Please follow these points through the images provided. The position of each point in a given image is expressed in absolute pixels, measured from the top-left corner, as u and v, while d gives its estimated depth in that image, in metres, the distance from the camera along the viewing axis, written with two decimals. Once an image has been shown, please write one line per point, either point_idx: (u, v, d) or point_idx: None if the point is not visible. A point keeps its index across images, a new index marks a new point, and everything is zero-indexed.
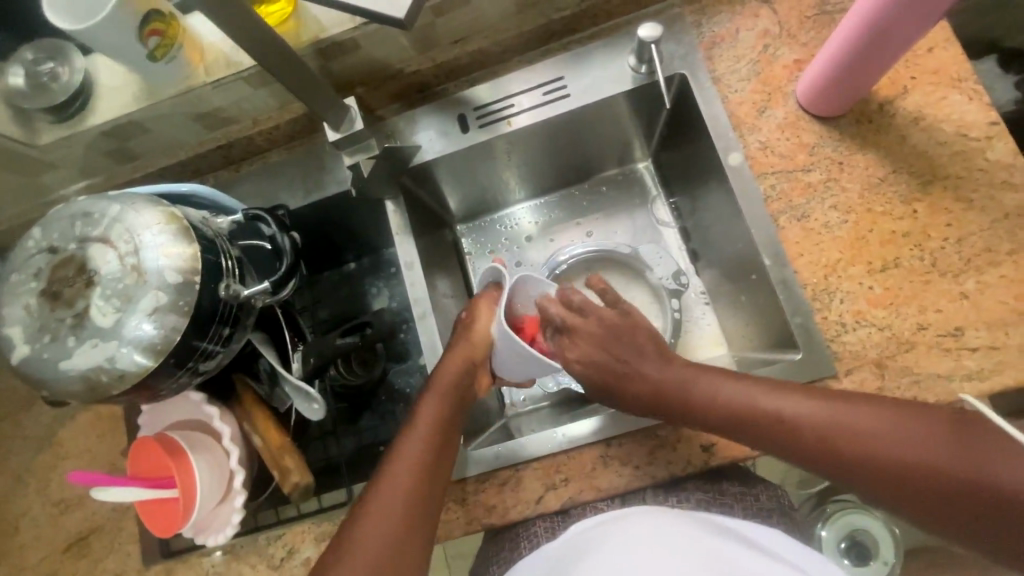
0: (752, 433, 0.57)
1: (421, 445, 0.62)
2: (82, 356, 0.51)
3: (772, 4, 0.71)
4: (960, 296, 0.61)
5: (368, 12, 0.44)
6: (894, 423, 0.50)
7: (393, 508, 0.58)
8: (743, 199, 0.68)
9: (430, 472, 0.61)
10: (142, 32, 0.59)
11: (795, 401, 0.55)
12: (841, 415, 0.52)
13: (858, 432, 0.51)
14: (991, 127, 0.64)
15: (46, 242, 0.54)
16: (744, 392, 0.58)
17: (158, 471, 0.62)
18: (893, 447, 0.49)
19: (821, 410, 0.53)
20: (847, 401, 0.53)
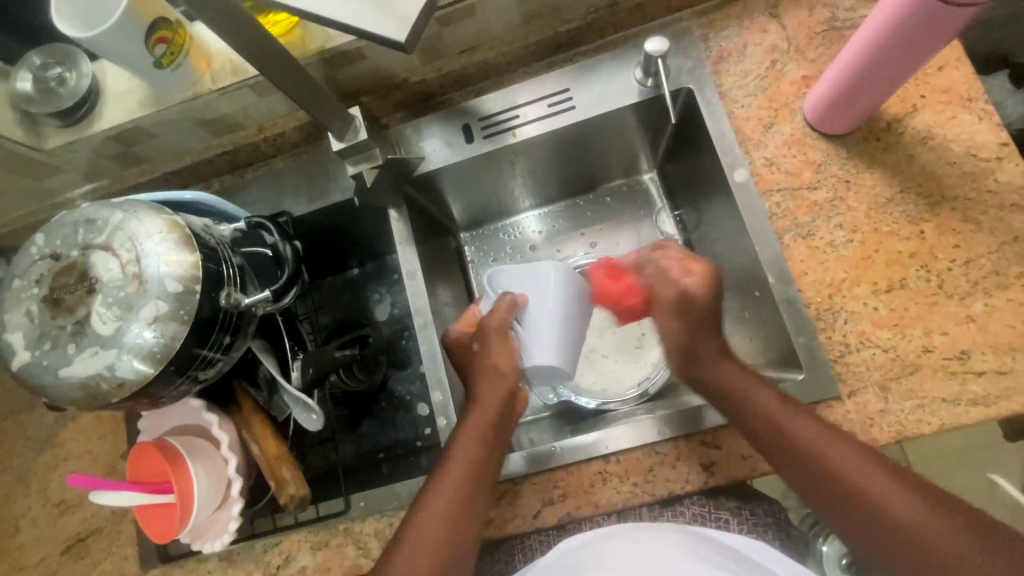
0: (791, 464, 0.55)
1: (464, 462, 0.62)
2: (81, 364, 0.51)
3: (780, 19, 0.71)
4: (967, 319, 0.60)
5: (368, 34, 0.44)
6: (939, 518, 0.48)
7: (437, 519, 0.59)
8: (748, 215, 0.67)
9: (471, 491, 0.61)
10: (149, 40, 0.60)
11: (851, 455, 0.53)
12: (885, 489, 0.50)
13: (898, 508, 0.49)
14: (1001, 148, 0.63)
15: (49, 249, 0.54)
16: (805, 425, 0.56)
17: (157, 476, 0.62)
18: (927, 533, 0.48)
19: (873, 476, 0.51)
20: (904, 479, 0.51)
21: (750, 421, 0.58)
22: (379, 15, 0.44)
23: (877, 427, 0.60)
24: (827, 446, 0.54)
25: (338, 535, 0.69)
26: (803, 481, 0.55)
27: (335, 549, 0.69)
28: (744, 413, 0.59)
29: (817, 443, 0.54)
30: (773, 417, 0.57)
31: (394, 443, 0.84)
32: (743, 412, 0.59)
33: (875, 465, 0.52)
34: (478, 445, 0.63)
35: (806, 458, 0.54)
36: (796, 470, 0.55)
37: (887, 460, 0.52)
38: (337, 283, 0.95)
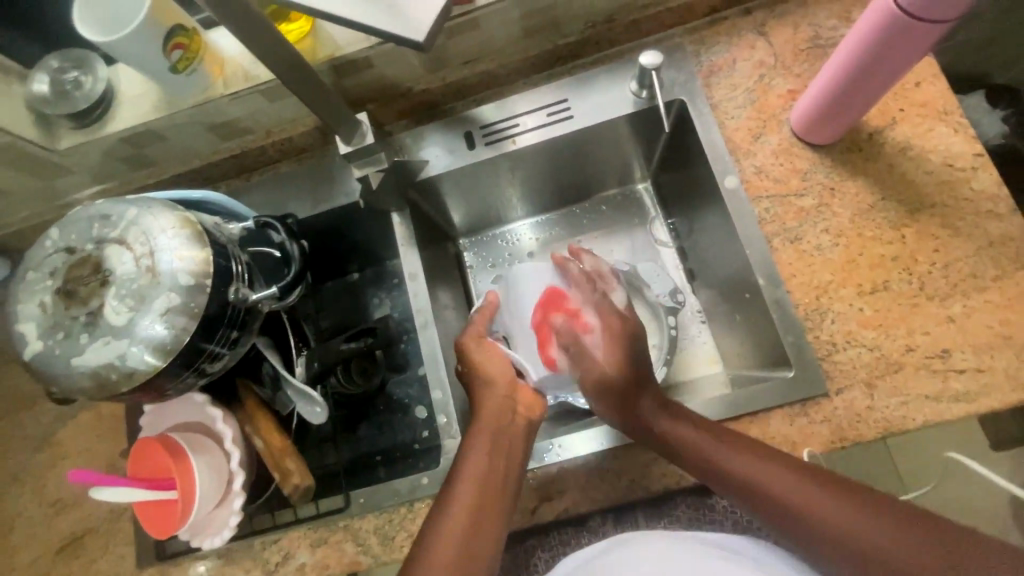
0: (735, 493, 0.57)
1: (477, 478, 0.62)
2: (93, 354, 0.52)
3: (767, 36, 0.75)
4: (948, 320, 0.63)
5: (385, 33, 0.47)
6: (857, 513, 0.51)
7: (450, 541, 0.58)
8: (738, 221, 0.70)
9: (485, 506, 0.60)
10: (166, 45, 0.62)
11: (781, 474, 0.55)
12: (818, 500, 0.52)
13: (834, 518, 0.51)
14: (975, 158, 0.67)
15: (64, 243, 0.55)
16: (736, 456, 0.57)
17: (158, 472, 0.62)
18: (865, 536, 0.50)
19: (808, 489, 0.53)
20: (833, 485, 0.53)
21: (687, 456, 0.60)
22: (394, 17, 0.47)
23: (863, 423, 0.63)
24: (756, 471, 0.56)
25: (338, 532, 0.70)
26: (750, 506, 0.56)
27: (335, 546, 0.69)
28: (681, 446, 0.61)
29: (748, 469, 0.56)
30: (704, 452, 0.59)
31: (393, 445, 0.85)
32: (681, 449, 0.61)
33: (803, 478, 0.54)
34: (489, 461, 0.63)
35: (745, 486, 0.56)
36: (742, 497, 0.57)
37: (814, 469, 0.55)
38: (337, 286, 0.97)
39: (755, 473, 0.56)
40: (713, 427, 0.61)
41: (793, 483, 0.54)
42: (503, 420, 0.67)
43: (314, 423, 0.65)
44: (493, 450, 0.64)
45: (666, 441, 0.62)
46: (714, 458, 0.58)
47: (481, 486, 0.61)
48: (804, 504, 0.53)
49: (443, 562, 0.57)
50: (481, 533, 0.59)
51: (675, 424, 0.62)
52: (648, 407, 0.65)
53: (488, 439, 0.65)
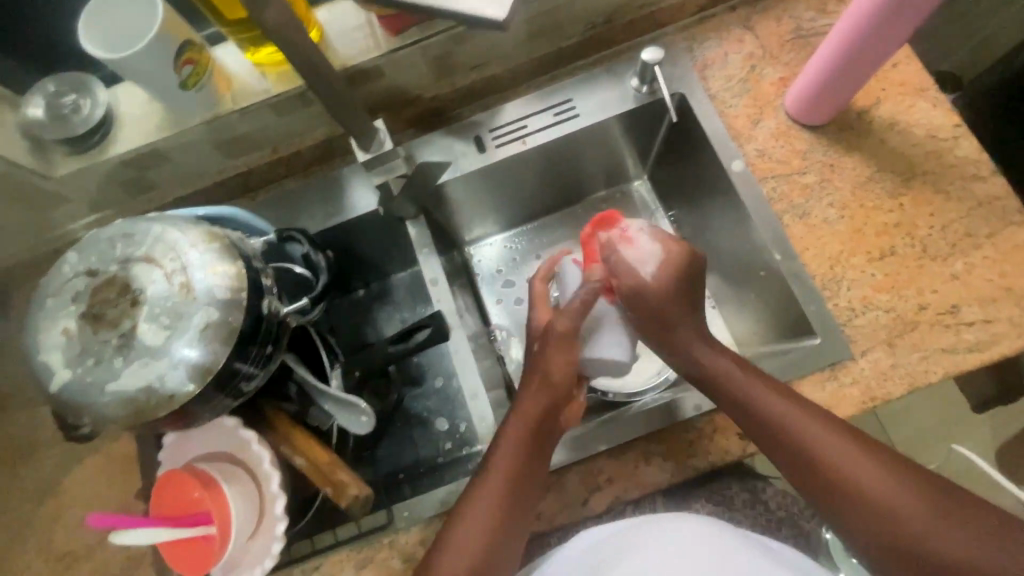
0: (766, 441, 0.61)
1: (507, 471, 0.62)
2: (131, 377, 0.49)
3: (754, 30, 0.79)
4: (952, 277, 0.68)
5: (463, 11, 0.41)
6: (873, 466, 0.55)
7: (476, 534, 0.59)
8: (749, 201, 0.73)
9: (515, 499, 0.61)
10: (178, 60, 0.61)
11: (830, 435, 0.58)
12: (855, 463, 0.56)
13: (860, 480, 0.55)
14: (955, 129, 0.73)
15: (84, 266, 0.53)
16: (787, 404, 0.60)
17: (182, 508, 0.57)
18: (879, 496, 0.54)
19: (844, 448, 0.57)
20: (871, 450, 0.57)
21: (735, 400, 0.63)
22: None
23: (889, 381, 0.66)
24: (805, 424, 0.59)
25: (383, 550, 0.68)
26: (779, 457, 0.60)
27: (382, 564, 0.67)
28: (730, 394, 0.63)
29: (797, 421, 0.59)
30: (752, 397, 0.61)
31: (416, 460, 0.82)
32: (731, 393, 0.63)
33: (851, 442, 0.57)
34: (520, 451, 0.62)
35: (784, 435, 0.59)
36: (773, 445, 0.60)
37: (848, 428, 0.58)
38: (343, 305, 0.93)
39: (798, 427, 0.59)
40: (767, 378, 0.62)
41: (830, 439, 0.57)
42: (547, 407, 0.65)
43: (360, 434, 0.62)
44: (524, 441, 0.63)
45: (718, 386, 0.64)
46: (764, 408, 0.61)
47: (510, 479, 0.61)
48: (835, 457, 0.57)
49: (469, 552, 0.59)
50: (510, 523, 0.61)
51: (735, 376, 0.63)
52: (701, 350, 0.67)
53: (521, 429, 0.64)
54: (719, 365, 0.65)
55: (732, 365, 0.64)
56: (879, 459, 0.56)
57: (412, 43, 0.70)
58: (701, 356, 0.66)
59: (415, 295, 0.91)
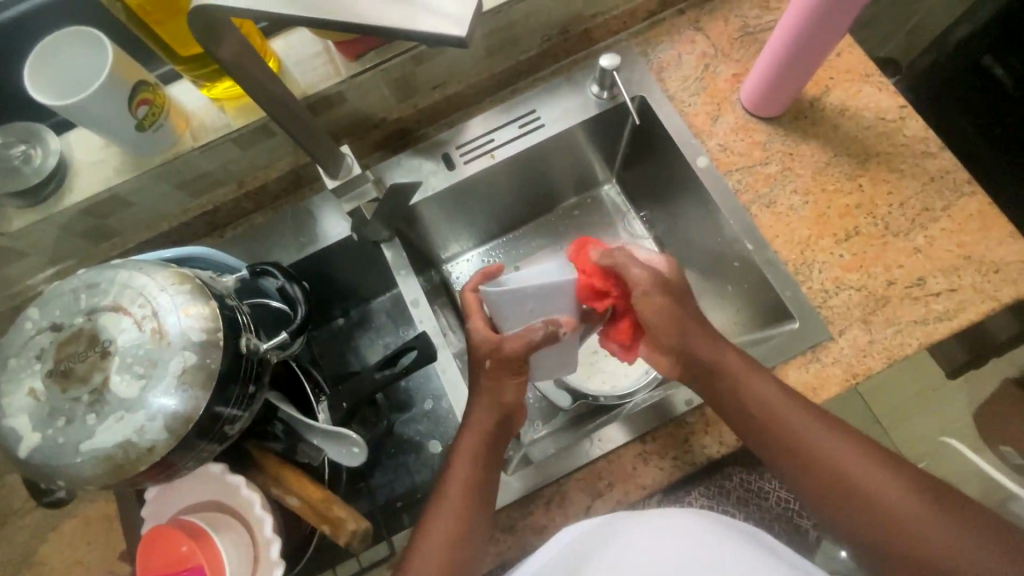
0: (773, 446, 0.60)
1: (464, 480, 0.63)
2: (107, 433, 0.47)
3: (704, 30, 0.82)
4: (915, 251, 0.70)
5: (418, 34, 0.39)
6: (877, 471, 0.57)
7: (437, 545, 0.60)
8: (716, 195, 0.75)
9: (474, 508, 0.62)
10: (132, 102, 0.60)
11: (860, 460, 0.58)
12: (858, 467, 0.57)
13: (866, 484, 0.57)
14: (901, 110, 0.76)
15: (48, 321, 0.51)
16: (798, 410, 0.60)
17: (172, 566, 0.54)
18: (886, 501, 0.56)
19: (848, 456, 0.58)
20: (874, 456, 0.58)
21: (747, 409, 0.61)
22: (429, 12, 0.39)
23: (869, 357, 0.67)
24: (815, 432, 0.59)
25: None
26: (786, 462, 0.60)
27: None
28: (743, 405, 0.61)
29: (805, 429, 0.59)
30: (764, 407, 0.61)
31: (413, 486, 0.80)
32: (740, 403, 0.62)
33: (877, 464, 0.57)
34: (475, 459, 0.63)
35: (797, 444, 0.59)
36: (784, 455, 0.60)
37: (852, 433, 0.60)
38: (322, 337, 0.91)
39: (807, 433, 0.59)
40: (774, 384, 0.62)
41: (836, 445, 0.58)
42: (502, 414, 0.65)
43: (351, 465, 0.60)
44: (480, 448, 0.64)
45: (730, 398, 0.62)
46: (778, 416, 0.60)
47: (467, 488, 0.62)
48: (840, 463, 0.58)
49: (436, 564, 0.60)
50: (470, 532, 0.61)
51: (750, 383, 0.62)
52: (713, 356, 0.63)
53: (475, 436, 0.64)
54: (725, 372, 0.62)
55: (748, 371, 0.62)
56: (880, 463, 0.58)
57: (372, 67, 0.70)
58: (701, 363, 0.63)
59: (397, 318, 0.90)
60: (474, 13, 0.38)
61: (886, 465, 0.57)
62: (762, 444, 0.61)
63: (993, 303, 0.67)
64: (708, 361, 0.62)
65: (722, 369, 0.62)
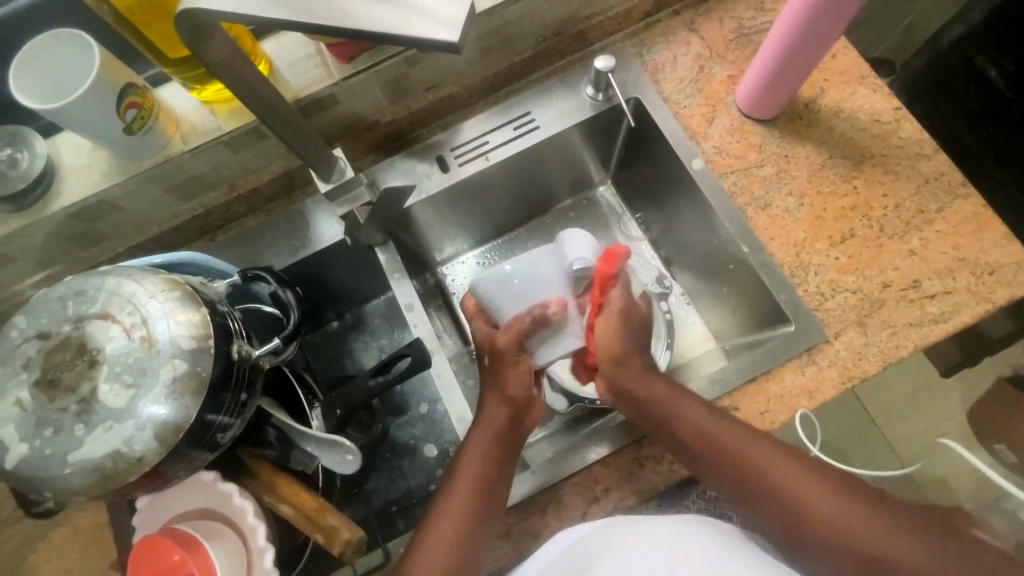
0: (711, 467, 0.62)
1: (473, 481, 0.63)
2: (95, 444, 0.46)
3: (699, 32, 0.82)
4: (910, 253, 0.70)
5: (411, 41, 0.38)
6: (814, 484, 0.58)
7: (442, 547, 0.60)
8: (712, 198, 0.75)
9: (480, 510, 0.61)
10: (120, 105, 0.59)
11: (797, 474, 0.59)
12: (795, 481, 0.59)
13: (818, 505, 0.57)
14: (896, 112, 0.76)
15: (35, 329, 0.50)
16: (732, 429, 0.62)
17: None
18: (853, 527, 0.55)
19: (807, 484, 0.58)
20: (809, 469, 0.60)
21: (700, 446, 0.62)
22: (424, 15, 0.38)
23: (864, 359, 0.67)
24: (772, 463, 0.60)
25: None
26: (726, 481, 0.61)
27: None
28: (698, 440, 0.62)
29: (762, 460, 0.60)
30: (718, 441, 0.61)
31: (409, 491, 0.79)
32: (695, 439, 0.62)
33: (814, 477, 0.59)
34: (484, 460, 0.64)
35: (736, 463, 0.60)
36: (724, 475, 0.61)
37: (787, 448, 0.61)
38: (316, 341, 0.90)
39: (741, 450, 0.60)
40: (725, 418, 0.63)
41: (770, 460, 0.60)
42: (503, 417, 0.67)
43: (346, 473, 0.60)
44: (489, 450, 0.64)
45: (667, 422, 0.64)
46: (714, 436, 0.62)
47: (476, 489, 0.62)
48: (777, 477, 0.59)
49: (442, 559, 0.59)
50: (475, 535, 0.61)
51: (683, 407, 0.64)
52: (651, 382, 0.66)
53: (484, 437, 0.65)
54: (674, 406, 0.64)
55: (681, 395, 0.65)
56: (815, 476, 0.59)
57: (365, 69, 0.69)
58: (646, 398, 0.65)
59: (392, 321, 0.89)
60: (468, 15, 0.38)
61: (824, 477, 0.59)
62: (712, 473, 0.62)
63: (987, 305, 0.67)
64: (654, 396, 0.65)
65: (660, 399, 0.65)
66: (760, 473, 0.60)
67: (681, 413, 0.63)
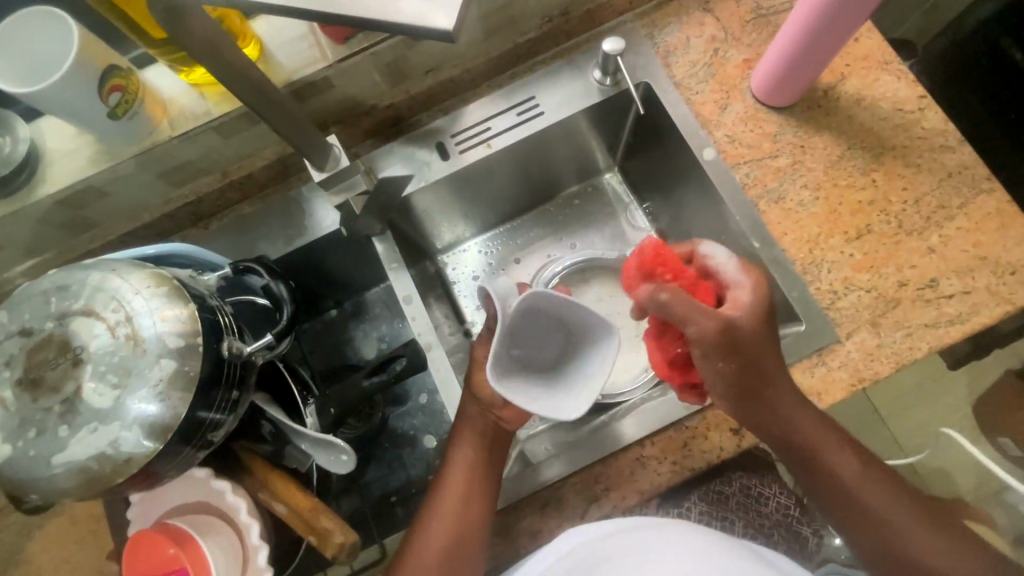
0: (814, 482, 0.60)
1: (463, 479, 0.63)
2: (79, 445, 0.45)
3: (713, 12, 0.77)
4: (929, 251, 0.67)
5: (401, 27, 0.35)
6: (912, 520, 0.58)
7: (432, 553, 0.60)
8: (723, 189, 0.72)
9: (463, 520, 0.61)
10: (103, 89, 0.56)
11: (897, 509, 0.58)
12: (896, 515, 0.58)
13: (914, 541, 0.57)
14: (920, 100, 0.72)
15: (18, 325, 0.48)
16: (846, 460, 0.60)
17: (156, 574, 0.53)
18: (933, 556, 0.56)
19: (907, 520, 0.58)
20: (912, 507, 0.59)
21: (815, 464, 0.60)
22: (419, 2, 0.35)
23: (877, 361, 0.65)
24: (872, 493, 0.59)
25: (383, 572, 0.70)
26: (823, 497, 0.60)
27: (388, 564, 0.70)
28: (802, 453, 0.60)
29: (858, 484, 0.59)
30: (826, 457, 0.60)
31: (407, 483, 0.78)
32: (804, 451, 0.60)
33: (915, 513, 0.58)
34: (473, 458, 0.64)
35: (841, 488, 0.59)
36: (827, 494, 0.60)
37: (893, 481, 0.60)
38: (314, 329, 0.88)
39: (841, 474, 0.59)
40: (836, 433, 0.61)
41: (874, 493, 0.59)
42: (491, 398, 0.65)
43: (340, 472, 0.59)
44: (476, 444, 0.64)
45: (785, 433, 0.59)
46: (824, 459, 0.60)
47: (467, 490, 0.62)
48: (878, 509, 0.58)
49: (444, 523, 0.61)
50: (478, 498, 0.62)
51: (804, 418, 0.59)
52: (783, 394, 0.59)
53: (473, 433, 0.64)
54: (798, 417, 0.59)
55: (803, 412, 0.59)
56: (917, 513, 0.58)
57: (360, 51, 0.66)
58: (784, 419, 0.58)
59: (391, 311, 0.87)
60: (464, 2, 0.35)
61: (923, 514, 0.58)
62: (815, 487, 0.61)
63: (1007, 306, 0.65)
64: (779, 407, 0.58)
65: (787, 412, 0.59)
66: (863, 501, 0.58)
67: (806, 424, 0.59)
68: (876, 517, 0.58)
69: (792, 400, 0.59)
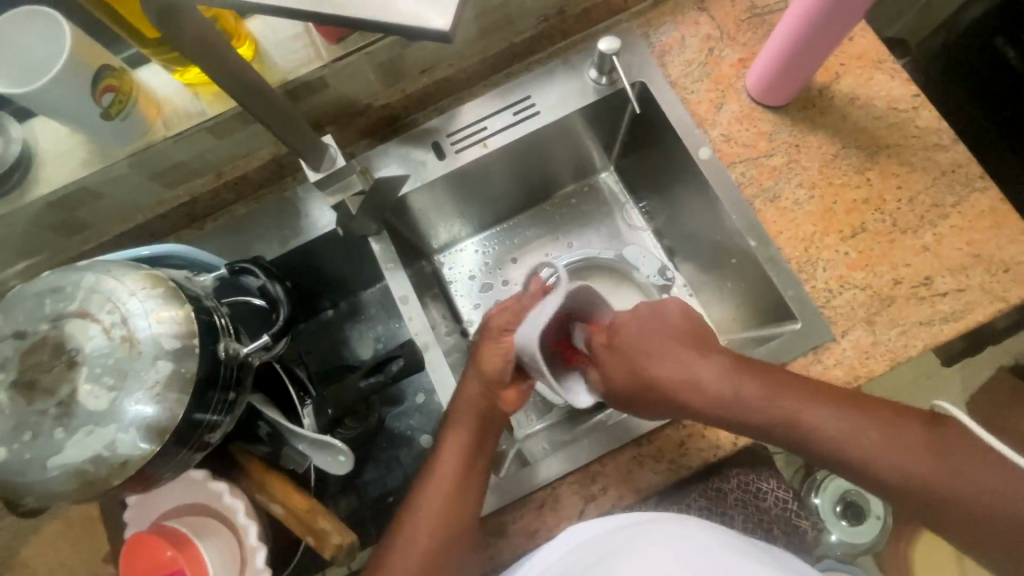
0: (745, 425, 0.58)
1: (451, 476, 0.62)
2: (74, 448, 0.45)
3: (709, 11, 0.77)
4: (923, 249, 0.68)
5: (398, 28, 0.35)
6: (862, 431, 0.53)
7: (418, 548, 0.60)
8: (718, 188, 0.72)
9: (451, 515, 0.61)
10: (95, 89, 0.56)
11: (842, 424, 0.54)
12: (841, 432, 0.54)
13: (867, 452, 0.52)
14: (914, 99, 0.72)
15: (12, 328, 0.48)
16: (763, 397, 0.56)
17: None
18: (899, 463, 0.51)
19: (855, 433, 0.53)
20: (859, 414, 0.54)
21: (779, 427, 0.56)
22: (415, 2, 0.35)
23: (872, 358, 0.66)
24: (807, 419, 0.55)
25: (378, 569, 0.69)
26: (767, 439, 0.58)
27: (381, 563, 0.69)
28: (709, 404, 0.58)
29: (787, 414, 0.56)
30: (771, 404, 0.56)
31: (404, 483, 0.78)
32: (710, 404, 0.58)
33: (865, 423, 0.53)
34: (462, 453, 0.64)
35: (775, 427, 0.56)
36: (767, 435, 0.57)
37: (831, 395, 0.56)
38: (310, 328, 0.87)
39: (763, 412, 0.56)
40: (781, 377, 0.57)
41: (808, 418, 0.55)
42: (488, 396, 0.65)
43: (337, 473, 0.59)
44: (467, 441, 0.64)
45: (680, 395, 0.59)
46: (735, 407, 0.57)
47: (459, 487, 0.62)
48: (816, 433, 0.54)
49: (433, 519, 0.61)
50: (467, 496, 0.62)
51: (694, 373, 0.58)
52: (655, 362, 0.60)
53: (463, 428, 0.65)
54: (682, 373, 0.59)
55: (687, 369, 0.59)
56: (868, 419, 0.53)
57: (356, 50, 0.66)
58: (674, 385, 0.59)
59: (388, 310, 0.87)
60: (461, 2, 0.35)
61: (878, 418, 0.53)
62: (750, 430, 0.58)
63: (1001, 304, 0.65)
64: (658, 372, 0.59)
65: (671, 376, 0.59)
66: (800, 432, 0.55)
67: (694, 380, 0.58)
68: (819, 442, 0.54)
69: (670, 364, 0.60)
